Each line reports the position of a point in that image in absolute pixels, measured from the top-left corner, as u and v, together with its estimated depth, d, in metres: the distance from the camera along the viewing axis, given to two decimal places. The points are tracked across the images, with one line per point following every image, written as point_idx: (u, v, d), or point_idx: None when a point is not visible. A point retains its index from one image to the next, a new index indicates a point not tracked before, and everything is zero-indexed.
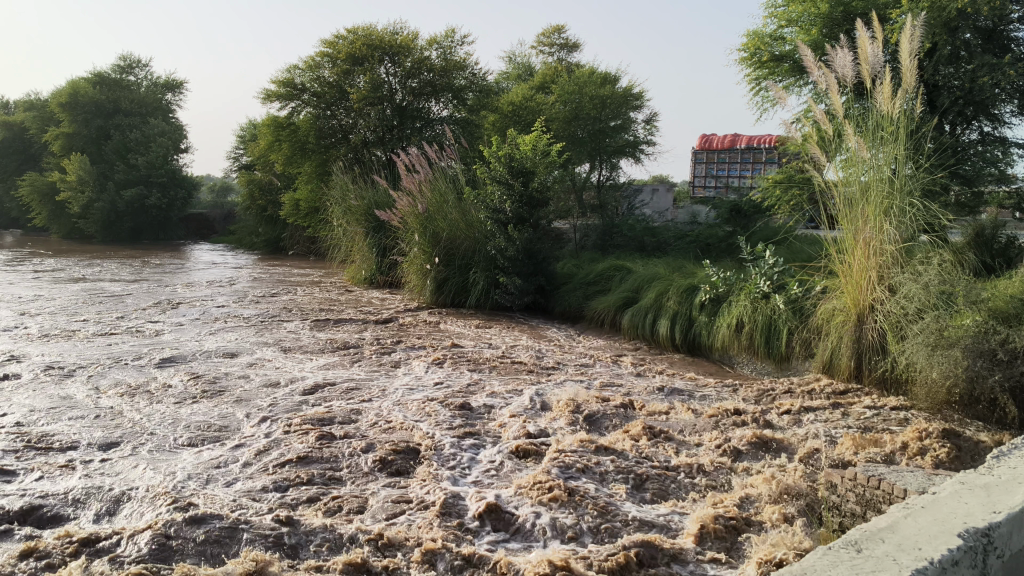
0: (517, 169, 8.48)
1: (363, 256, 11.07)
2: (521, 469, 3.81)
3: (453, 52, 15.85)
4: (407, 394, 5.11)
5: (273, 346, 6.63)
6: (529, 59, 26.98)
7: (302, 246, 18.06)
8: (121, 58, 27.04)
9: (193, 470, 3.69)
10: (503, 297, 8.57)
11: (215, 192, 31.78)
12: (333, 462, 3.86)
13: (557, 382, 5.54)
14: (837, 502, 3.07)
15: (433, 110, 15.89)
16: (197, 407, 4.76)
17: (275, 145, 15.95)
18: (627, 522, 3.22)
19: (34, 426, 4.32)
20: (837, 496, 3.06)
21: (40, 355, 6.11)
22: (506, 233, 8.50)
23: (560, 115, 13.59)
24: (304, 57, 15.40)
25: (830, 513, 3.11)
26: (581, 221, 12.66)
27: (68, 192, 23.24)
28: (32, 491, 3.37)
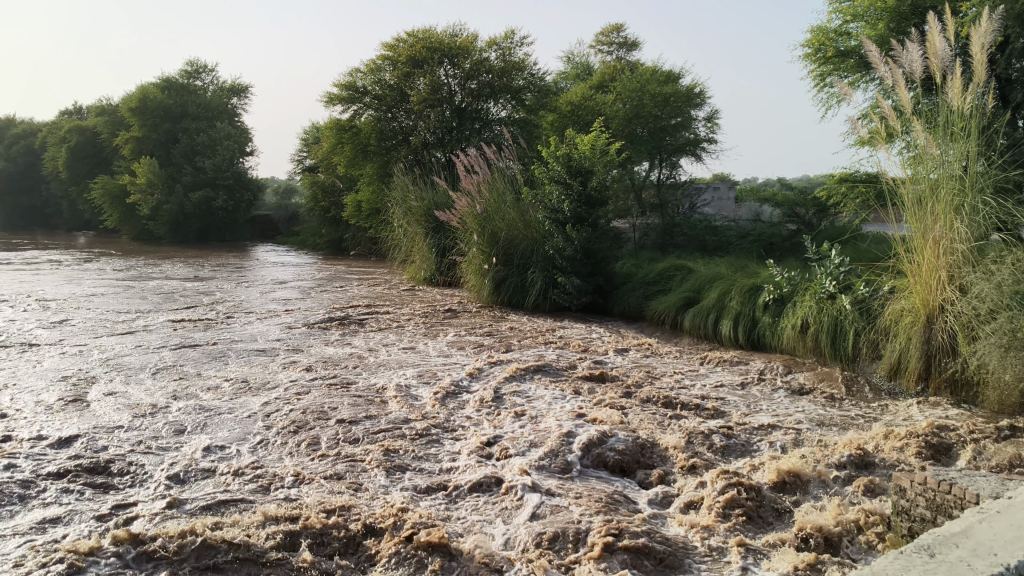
0: (576, 169, 8.48)
1: (423, 256, 11.16)
2: (578, 470, 3.79)
3: (512, 53, 15.88)
4: (465, 394, 5.11)
5: (334, 346, 6.71)
6: (588, 59, 26.89)
7: (363, 247, 18.31)
8: (188, 64, 27.81)
9: (253, 466, 3.75)
10: (561, 297, 8.54)
11: (279, 195, 32.45)
12: (393, 460, 3.89)
13: (616, 382, 5.47)
14: (905, 507, 2.98)
15: (492, 111, 15.88)
16: (257, 405, 4.82)
17: (338, 147, 16.23)
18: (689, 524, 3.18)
19: (96, 423, 4.42)
20: (906, 500, 2.97)
21: (110, 352, 6.29)
22: (564, 233, 8.48)
23: (620, 114, 13.55)
24: (366, 61, 15.68)
25: (898, 517, 3.02)
26: (640, 220, 12.64)
27: (138, 195, 23.95)
28: (93, 486, 3.46)
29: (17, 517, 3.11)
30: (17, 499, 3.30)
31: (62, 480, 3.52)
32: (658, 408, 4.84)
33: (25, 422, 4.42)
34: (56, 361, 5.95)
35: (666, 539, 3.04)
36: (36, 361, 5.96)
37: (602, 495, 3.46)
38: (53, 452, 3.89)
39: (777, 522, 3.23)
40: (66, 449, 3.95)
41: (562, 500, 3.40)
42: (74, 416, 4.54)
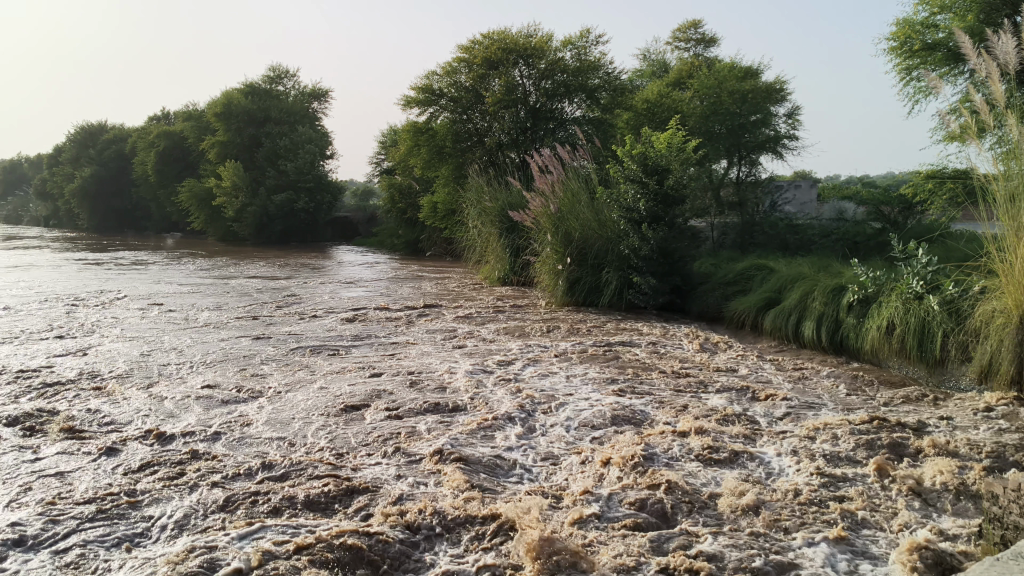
0: (652, 168, 8.32)
1: (497, 257, 11.13)
2: (648, 471, 3.65)
3: (587, 52, 15.73)
4: (535, 393, 5.03)
5: (406, 345, 6.67)
6: (666, 56, 26.57)
7: (439, 247, 18.40)
8: (270, 70, 28.51)
9: (313, 464, 3.69)
10: (636, 297, 8.39)
11: (358, 197, 32.95)
12: (457, 460, 3.78)
13: (693, 384, 5.29)
14: (998, 514, 2.73)
15: (567, 111, 15.74)
16: (325, 403, 4.78)
17: (415, 149, 16.37)
18: (767, 533, 2.98)
19: (167, 418, 4.45)
20: (997, 508, 2.71)
21: (189, 349, 6.41)
22: (640, 232, 8.33)
23: (697, 111, 13.31)
24: (442, 63, 15.78)
25: (990, 525, 2.77)
26: (719, 220, 12.39)
27: (223, 198, 24.58)
28: (157, 478, 3.49)
29: (72, 512, 3.09)
30: (76, 494, 3.29)
31: (128, 472, 3.56)
32: (736, 412, 4.63)
33: (101, 415, 4.50)
34: (137, 357, 6.09)
35: (738, 546, 2.86)
36: (118, 357, 6.07)
37: (669, 497, 3.32)
38: (122, 446, 3.93)
39: (854, 529, 3.03)
40: (133, 445, 3.95)
41: (627, 505, 3.24)
42: (147, 411, 4.58)
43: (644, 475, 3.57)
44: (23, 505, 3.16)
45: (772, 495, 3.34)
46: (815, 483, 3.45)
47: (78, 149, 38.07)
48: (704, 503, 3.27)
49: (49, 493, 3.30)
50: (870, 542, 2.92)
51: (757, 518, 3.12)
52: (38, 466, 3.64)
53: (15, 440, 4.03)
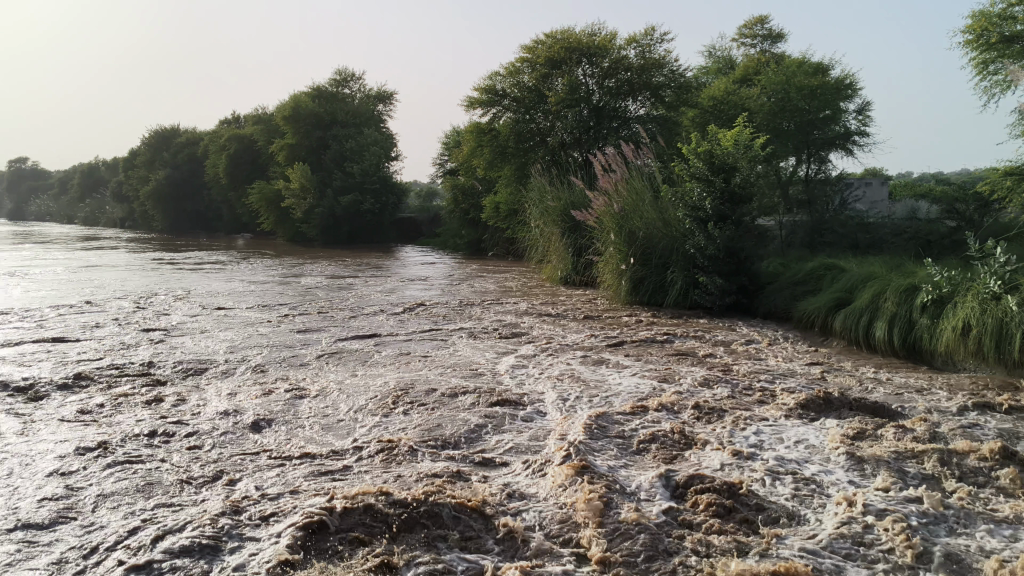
0: (718, 165, 8.17)
1: (560, 256, 11.07)
2: (710, 470, 3.57)
3: (652, 50, 15.52)
4: (595, 391, 4.97)
5: (468, 344, 6.65)
6: (731, 54, 26.23)
7: (502, 247, 18.42)
8: (337, 74, 28.99)
9: (371, 461, 3.67)
10: (703, 297, 8.24)
11: (422, 197, 33.22)
12: (516, 459, 3.72)
13: (758, 385, 5.17)
14: None
15: (631, 109, 15.58)
16: (386, 400, 4.78)
17: (478, 150, 16.43)
18: (836, 541, 2.85)
19: (230, 412, 4.52)
20: None
21: (254, 346, 6.51)
22: (706, 232, 8.20)
23: (765, 108, 13.05)
24: (505, 63, 15.82)
25: None
26: (787, 219, 12.14)
27: (292, 200, 25.03)
28: (219, 470, 3.53)
29: (132, 505, 3.13)
30: (140, 485, 3.34)
31: (192, 463, 3.62)
32: (805, 415, 4.48)
33: (167, 409, 4.59)
34: (204, 354, 6.20)
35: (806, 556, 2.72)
36: (187, 354, 6.19)
37: (731, 497, 3.24)
38: (187, 439, 4.00)
39: (924, 532, 2.91)
40: (197, 440, 3.99)
41: (690, 509, 3.13)
42: (212, 406, 4.63)
43: (709, 476, 3.46)
44: (86, 498, 3.20)
45: (839, 500, 3.20)
46: (885, 488, 3.33)
47: (152, 153, 39.15)
48: (771, 509, 3.14)
49: (112, 487, 3.33)
50: (941, 546, 2.80)
51: (824, 524, 2.99)
52: (106, 456, 3.72)
53: (85, 431, 4.13)
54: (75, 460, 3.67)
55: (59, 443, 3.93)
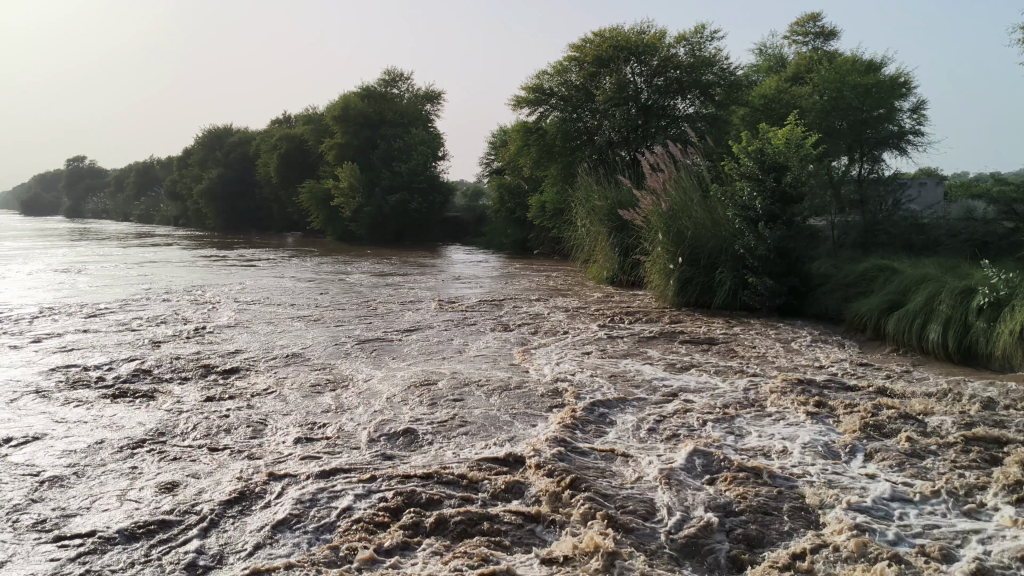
0: (769, 165, 8.06)
1: (606, 256, 11.01)
2: (755, 472, 3.51)
3: (702, 48, 15.36)
4: (639, 392, 4.93)
5: (512, 342, 6.65)
6: (783, 52, 25.88)
7: (547, 246, 18.40)
8: (386, 74, 29.25)
9: (418, 457, 3.67)
10: (752, 298, 8.12)
11: (469, 196, 33.32)
12: (561, 457, 3.71)
13: (806, 387, 5.09)
14: None
15: (680, 108, 15.41)
16: (434, 396, 4.80)
17: (525, 149, 16.44)
18: (891, 546, 2.77)
19: (276, 406, 4.57)
20: None
21: (301, 342, 6.58)
22: (756, 232, 8.09)
23: (817, 107, 12.84)
24: (553, 62, 15.81)
25: None
26: (839, 219, 11.93)
27: (341, 198, 25.28)
28: (264, 463, 3.57)
29: (179, 496, 3.18)
30: (187, 477, 3.39)
31: (239, 456, 3.67)
32: (856, 418, 4.38)
33: (215, 402, 4.66)
34: (251, 348, 6.29)
35: (858, 562, 2.64)
36: (236, 348, 6.28)
37: (774, 499, 3.19)
38: (233, 432, 4.06)
39: (976, 538, 2.84)
40: (249, 433, 4.05)
41: (740, 512, 3.07)
42: (258, 400, 4.70)
43: (760, 479, 3.40)
44: (138, 489, 3.25)
45: (888, 505, 3.12)
46: (936, 492, 3.25)
47: (205, 152, 39.87)
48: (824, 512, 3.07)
49: (158, 478, 3.38)
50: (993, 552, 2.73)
51: (870, 527, 2.93)
52: (154, 448, 3.79)
53: (135, 423, 4.21)
54: (126, 451, 3.74)
55: (111, 434, 4.01)
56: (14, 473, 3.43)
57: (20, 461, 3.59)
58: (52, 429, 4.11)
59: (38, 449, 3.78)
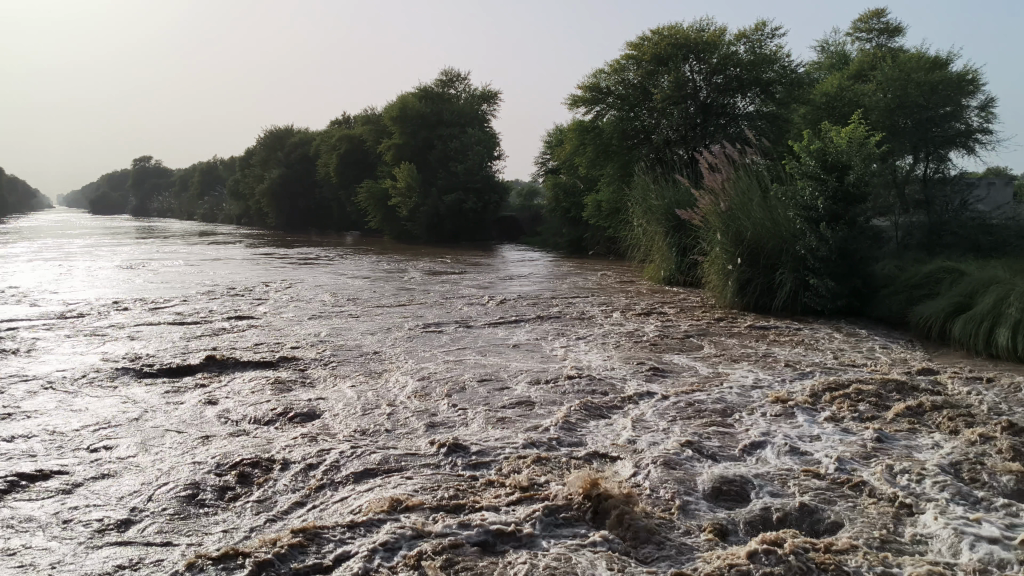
0: (831, 164, 7.92)
1: (662, 256, 10.94)
2: (810, 470, 3.50)
3: (762, 45, 15.15)
4: (694, 391, 4.93)
5: (566, 340, 6.68)
6: (844, 48, 25.39)
7: (602, 247, 18.34)
8: (444, 74, 29.48)
9: (473, 450, 3.73)
10: (813, 300, 8.00)
11: (524, 196, 33.38)
12: (615, 454, 3.72)
13: (863, 388, 5.03)
14: None
15: (739, 106, 15.17)
16: (489, 394, 4.82)
17: (582, 148, 16.44)
18: (951, 547, 2.73)
19: (333, 399, 4.67)
20: None
21: (357, 337, 6.69)
22: (818, 232, 7.96)
23: (881, 104, 12.57)
24: (610, 61, 15.75)
25: None
26: (903, 219, 11.68)
27: (398, 198, 25.53)
28: (324, 453, 3.67)
29: (243, 483, 3.29)
30: (250, 464, 3.50)
31: (299, 446, 3.78)
32: (914, 420, 4.33)
33: (275, 394, 4.78)
34: (309, 343, 6.41)
35: (917, 563, 2.61)
36: (294, 343, 6.41)
37: (827, 497, 3.18)
38: (293, 423, 4.17)
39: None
40: (306, 426, 4.11)
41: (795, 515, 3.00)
42: (317, 393, 4.81)
43: (816, 480, 3.37)
44: (193, 481, 3.31)
45: (945, 506, 3.09)
46: (996, 494, 3.20)
47: (266, 152, 40.61)
48: (883, 517, 2.99)
49: (221, 465, 3.50)
50: None
51: (925, 526, 2.92)
52: (218, 436, 3.92)
53: (200, 413, 4.34)
54: (191, 439, 3.87)
55: (176, 423, 4.15)
56: (78, 462, 3.53)
57: (85, 451, 3.69)
58: (121, 417, 4.26)
59: (109, 436, 3.92)
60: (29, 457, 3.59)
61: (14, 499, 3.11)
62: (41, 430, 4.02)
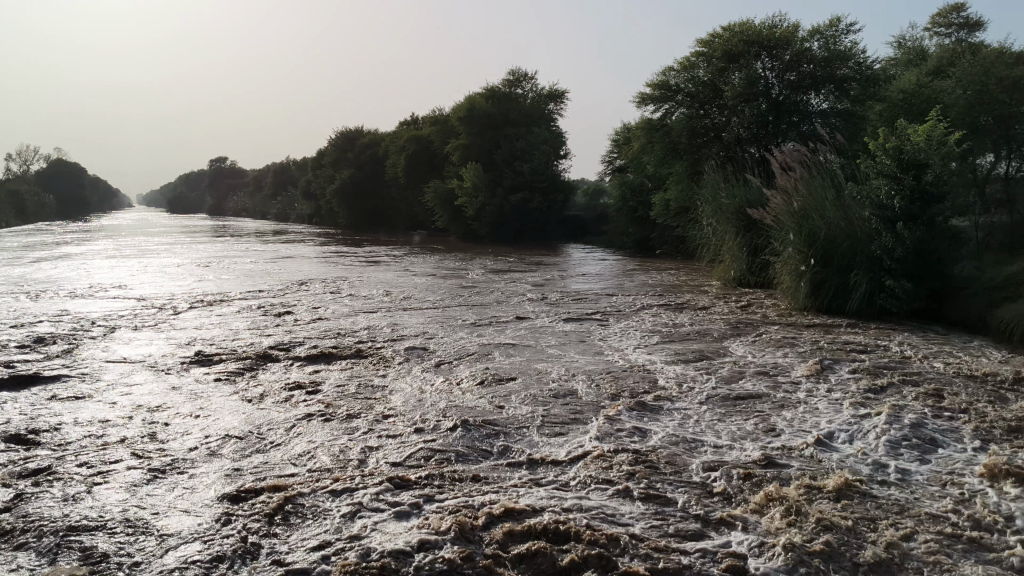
0: (908, 162, 7.73)
1: (733, 256, 10.80)
2: (877, 469, 3.47)
3: (837, 40, 14.83)
4: (761, 390, 4.90)
5: (631, 339, 6.68)
6: (923, 43, 24.70)
7: (669, 246, 18.19)
8: (511, 74, 29.59)
9: (540, 444, 3.79)
10: (889, 302, 7.82)
11: (591, 196, 33.30)
12: (681, 449, 3.73)
13: (937, 391, 4.94)
14: None
15: (813, 103, 14.86)
16: (554, 390, 4.85)
17: (651, 147, 16.35)
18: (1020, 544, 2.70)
19: (401, 392, 4.77)
20: None
21: (425, 333, 6.80)
22: (894, 232, 7.77)
23: (961, 100, 12.19)
24: (680, 58, 15.63)
25: None
26: (984, 218, 11.32)
27: (465, 198, 25.66)
28: (392, 442, 3.77)
29: (316, 468, 3.40)
30: (321, 452, 3.62)
31: (369, 435, 3.89)
32: (988, 420, 4.25)
33: (346, 386, 4.90)
34: (378, 338, 6.53)
35: (984, 560, 2.60)
36: (363, 338, 6.53)
37: (892, 494, 3.17)
38: (365, 413, 4.29)
39: None
40: (367, 420, 4.14)
41: (860, 523, 2.89)
42: (385, 386, 4.92)
43: (882, 478, 3.36)
44: (253, 473, 3.34)
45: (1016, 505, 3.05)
46: None
47: (337, 152, 41.27)
48: (956, 527, 2.86)
49: (295, 452, 3.62)
50: None
51: (992, 523, 2.89)
52: (291, 425, 4.04)
53: (274, 403, 4.48)
54: (265, 427, 4.00)
55: (251, 412, 4.29)
56: (142, 453, 3.60)
57: (150, 441, 3.76)
58: (199, 405, 4.42)
59: (187, 423, 4.08)
60: (97, 446, 3.67)
61: (80, 488, 3.18)
62: (123, 416, 4.20)
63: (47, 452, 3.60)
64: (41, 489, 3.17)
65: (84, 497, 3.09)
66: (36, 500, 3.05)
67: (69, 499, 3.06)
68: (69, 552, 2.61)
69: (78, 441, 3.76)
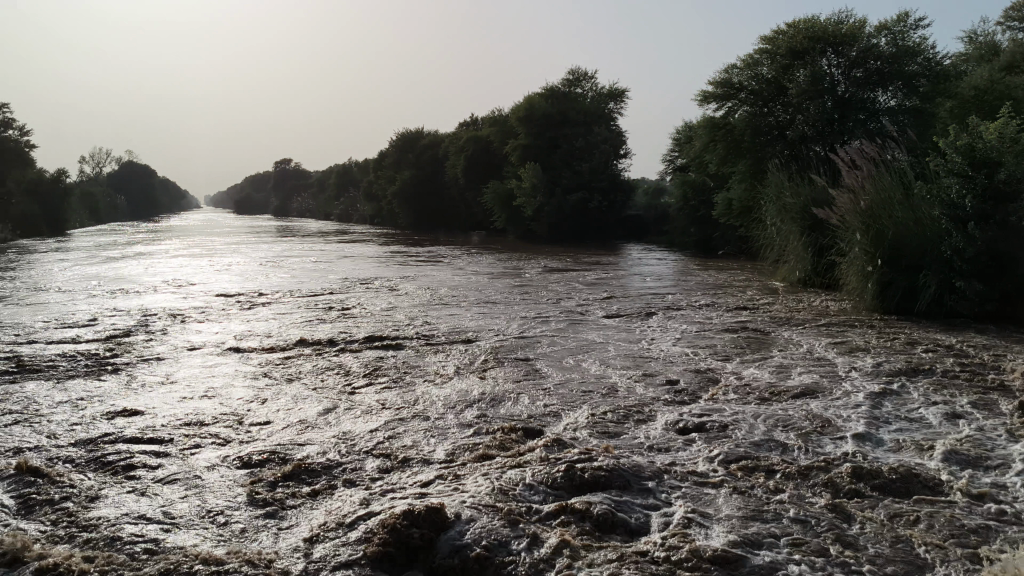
0: (980, 159, 7.48)
1: (797, 256, 10.56)
2: (942, 467, 3.37)
3: (906, 35, 14.44)
4: (823, 389, 4.78)
5: (690, 337, 6.58)
6: (996, 39, 23.89)
7: (731, 246, 17.89)
8: (571, 74, 29.51)
9: (594, 437, 3.75)
10: (959, 303, 7.57)
11: (651, 196, 32.90)
12: (739, 444, 3.66)
13: (1009, 392, 4.76)
14: None
15: (881, 100, 14.45)
16: (611, 386, 4.81)
17: (713, 145, 16.11)
18: None
19: (457, 385, 4.78)
20: None
21: (483, 330, 6.79)
22: (965, 231, 7.52)
23: None
24: (742, 56, 15.39)
25: None
26: None
27: (523, 198, 25.60)
28: (447, 434, 3.77)
29: (370, 456, 3.43)
30: (376, 441, 3.64)
31: (424, 427, 3.90)
32: None
33: (403, 380, 4.92)
34: (434, 334, 6.54)
35: None
36: (422, 334, 6.55)
37: (956, 491, 3.07)
38: (420, 405, 4.30)
39: None
40: (423, 413, 4.16)
41: (917, 520, 2.80)
42: (441, 380, 4.93)
43: (946, 476, 3.25)
44: (305, 461, 3.37)
45: None
46: None
47: (398, 154, 41.61)
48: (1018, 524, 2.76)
49: (351, 441, 3.65)
50: None
51: None
52: (347, 416, 4.08)
53: (332, 394, 4.53)
54: (323, 418, 4.03)
55: (310, 402, 4.34)
56: (204, 440, 3.67)
57: (211, 429, 3.84)
58: (259, 396, 4.48)
59: (247, 412, 4.14)
60: (161, 433, 3.75)
61: (143, 471, 3.26)
62: (185, 405, 4.27)
63: (111, 437, 3.70)
64: (108, 472, 3.25)
65: (148, 480, 3.16)
66: (101, 483, 3.13)
67: (132, 482, 3.14)
68: (131, 531, 2.68)
69: (142, 427, 3.85)
